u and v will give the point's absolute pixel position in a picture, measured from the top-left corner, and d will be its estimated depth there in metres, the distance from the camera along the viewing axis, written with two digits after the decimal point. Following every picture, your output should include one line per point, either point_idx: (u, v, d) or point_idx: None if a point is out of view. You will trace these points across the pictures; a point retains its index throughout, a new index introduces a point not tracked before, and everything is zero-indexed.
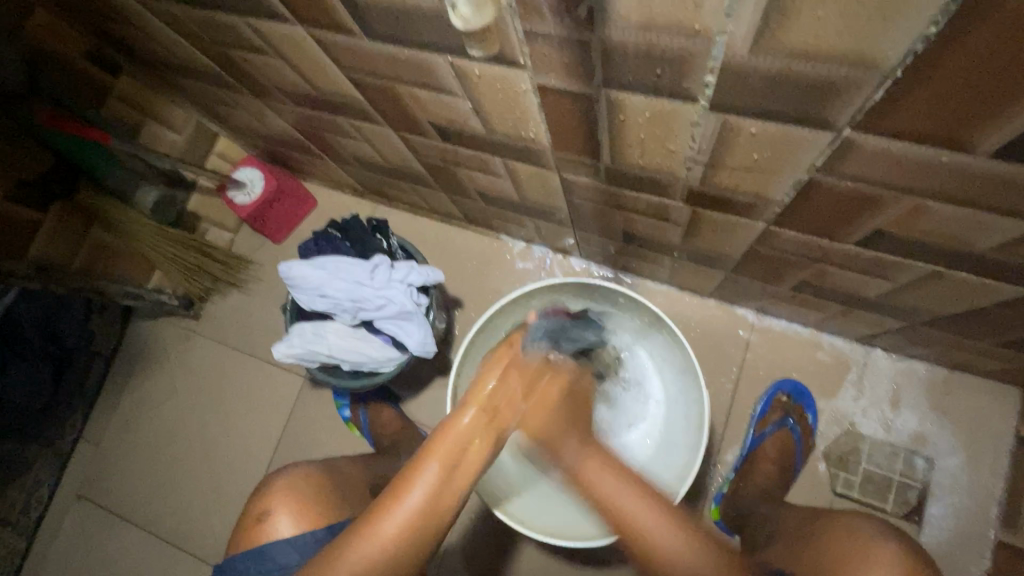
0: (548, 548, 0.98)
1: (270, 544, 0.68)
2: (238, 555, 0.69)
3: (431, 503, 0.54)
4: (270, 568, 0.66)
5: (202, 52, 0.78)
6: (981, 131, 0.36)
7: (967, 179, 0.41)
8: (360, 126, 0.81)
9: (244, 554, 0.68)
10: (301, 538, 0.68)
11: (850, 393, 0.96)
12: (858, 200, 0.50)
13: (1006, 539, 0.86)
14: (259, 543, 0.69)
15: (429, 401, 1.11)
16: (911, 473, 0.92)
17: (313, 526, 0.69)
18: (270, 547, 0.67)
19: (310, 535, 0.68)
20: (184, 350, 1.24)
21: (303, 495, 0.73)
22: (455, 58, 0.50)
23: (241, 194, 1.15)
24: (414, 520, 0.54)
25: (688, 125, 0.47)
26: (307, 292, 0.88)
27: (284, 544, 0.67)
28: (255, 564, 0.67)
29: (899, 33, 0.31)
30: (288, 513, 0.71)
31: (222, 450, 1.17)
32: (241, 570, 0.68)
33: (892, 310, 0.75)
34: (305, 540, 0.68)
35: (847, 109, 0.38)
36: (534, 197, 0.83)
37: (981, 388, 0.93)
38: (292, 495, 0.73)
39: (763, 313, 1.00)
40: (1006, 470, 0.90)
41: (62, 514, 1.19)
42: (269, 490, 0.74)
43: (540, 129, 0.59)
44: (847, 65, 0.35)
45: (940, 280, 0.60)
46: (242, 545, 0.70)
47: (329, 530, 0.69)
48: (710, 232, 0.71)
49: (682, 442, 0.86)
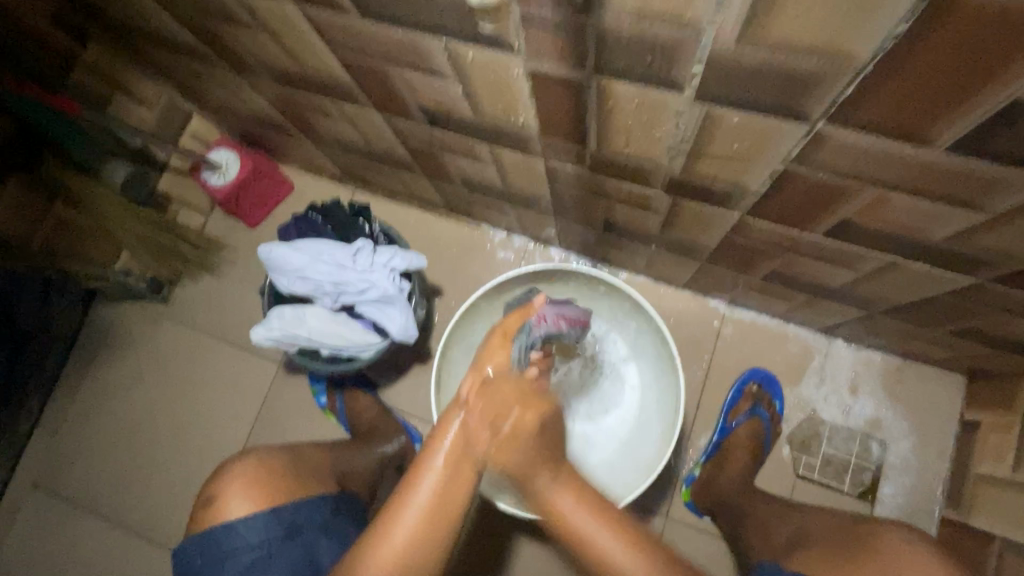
0: (525, 531, 1.00)
1: (215, 528, 0.66)
2: (184, 542, 0.67)
3: (440, 497, 0.56)
4: (219, 553, 0.65)
5: (181, 24, 0.76)
6: (941, 125, 0.39)
7: (926, 172, 0.45)
8: (344, 107, 0.80)
9: (192, 541, 0.67)
10: (244, 524, 0.66)
11: (812, 381, 1.02)
12: (830, 191, 0.53)
13: (950, 515, 0.92)
14: (205, 528, 0.67)
15: (408, 387, 1.11)
16: (865, 455, 0.98)
17: (263, 510, 0.67)
18: (212, 533, 0.66)
19: (252, 522, 0.66)
20: (151, 335, 1.20)
21: (252, 482, 0.70)
22: (449, 39, 0.51)
23: (215, 175, 1.12)
24: (425, 516, 0.55)
25: (673, 114, 0.49)
26: (287, 275, 0.87)
27: (226, 529, 0.65)
28: (201, 549, 0.66)
29: (873, 29, 0.34)
30: (243, 497, 0.68)
31: (191, 439, 1.15)
32: (188, 555, 0.66)
33: (854, 300, 0.80)
34: (252, 527, 0.65)
35: (822, 102, 0.41)
36: (518, 185, 0.85)
37: (931, 375, 0.99)
38: (243, 478, 0.70)
39: (733, 304, 1.05)
40: (951, 451, 0.97)
41: (17, 504, 1.14)
42: (223, 475, 0.71)
43: (530, 114, 0.60)
44: (823, 59, 0.37)
45: (899, 269, 0.64)
46: (195, 530, 0.68)
47: (272, 514, 0.67)
48: (689, 222, 0.74)
49: (656, 421, 0.90)
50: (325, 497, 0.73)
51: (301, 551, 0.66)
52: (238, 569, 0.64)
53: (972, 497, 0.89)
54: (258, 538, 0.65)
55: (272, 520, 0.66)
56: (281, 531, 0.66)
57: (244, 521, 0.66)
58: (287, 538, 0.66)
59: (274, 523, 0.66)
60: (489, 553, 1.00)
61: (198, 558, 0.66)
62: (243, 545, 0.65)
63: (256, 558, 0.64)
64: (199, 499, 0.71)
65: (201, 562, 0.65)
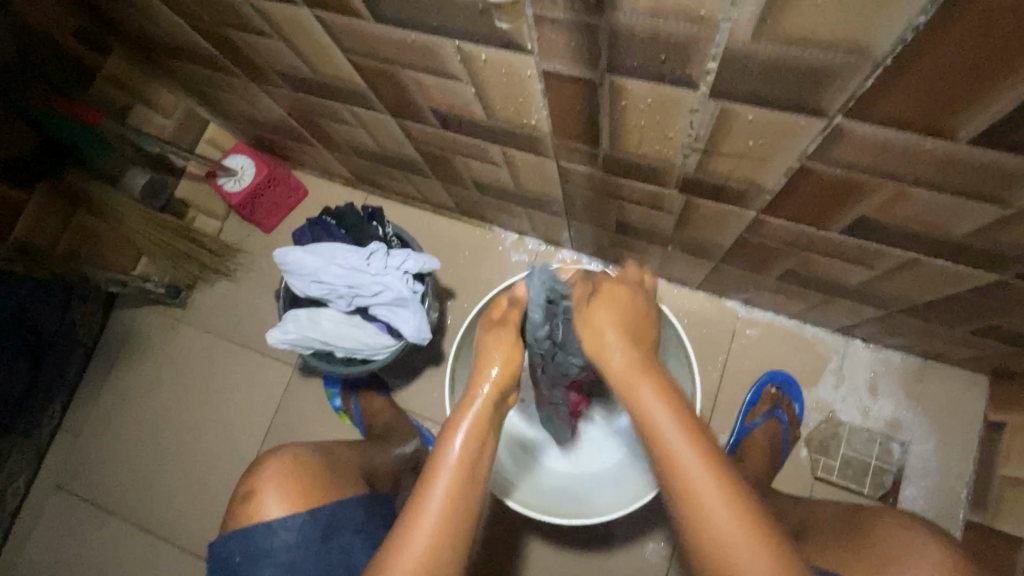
0: (539, 533, 1.00)
1: (253, 526, 0.66)
2: (222, 537, 0.67)
3: (455, 503, 0.53)
4: (254, 549, 0.65)
5: (200, 35, 0.78)
6: (960, 119, 0.39)
7: (950, 166, 0.44)
8: (358, 112, 0.81)
9: (229, 536, 0.67)
10: (282, 523, 0.66)
11: (829, 382, 1.00)
12: (848, 187, 0.52)
13: (975, 519, 0.90)
14: (242, 526, 0.67)
15: (420, 389, 1.11)
16: (886, 457, 0.96)
17: (300, 509, 0.67)
18: (251, 531, 0.66)
19: (291, 521, 0.66)
20: (170, 338, 1.22)
21: (291, 484, 0.70)
22: (462, 41, 0.51)
23: (231, 181, 1.13)
24: (439, 529, 0.52)
25: (687, 112, 0.49)
26: (302, 278, 0.88)
27: (265, 528, 0.66)
28: (239, 545, 0.66)
29: (892, 23, 0.33)
30: (275, 500, 0.68)
31: (210, 440, 1.16)
32: (227, 549, 0.67)
33: (873, 299, 0.79)
34: (291, 526, 0.66)
35: (839, 97, 0.41)
36: (530, 187, 0.85)
37: (952, 374, 0.97)
38: (283, 478, 0.70)
39: (750, 306, 1.04)
40: (975, 453, 0.94)
41: (41, 505, 1.16)
42: (258, 473, 0.71)
43: (542, 115, 0.60)
44: (843, 52, 0.37)
45: (921, 266, 0.63)
46: (231, 527, 0.68)
47: (311, 516, 0.67)
48: (702, 221, 0.74)
49: None
50: (360, 500, 0.73)
51: (336, 553, 0.66)
52: (275, 568, 0.64)
53: (999, 500, 0.86)
54: (295, 538, 0.66)
55: (311, 521, 0.67)
56: (319, 532, 0.67)
57: (282, 519, 0.66)
58: (323, 540, 0.66)
59: (312, 524, 0.67)
60: (503, 555, 1.00)
61: (235, 554, 0.66)
62: (280, 544, 0.65)
63: (295, 557, 0.65)
64: (235, 496, 0.71)
65: (239, 557, 0.65)
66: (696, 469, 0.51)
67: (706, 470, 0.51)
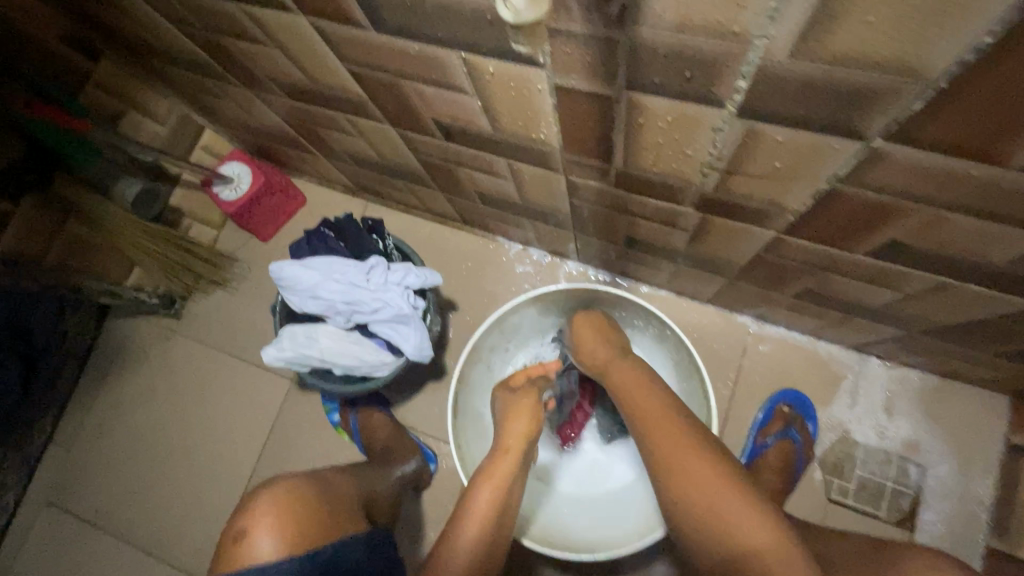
0: (543, 556, 0.97)
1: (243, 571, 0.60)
2: None
3: (483, 532, 0.65)
4: None
5: (194, 42, 0.75)
6: (1014, 147, 0.35)
7: (997, 194, 0.41)
8: (357, 122, 0.78)
9: None
10: (276, 566, 0.61)
11: (844, 400, 0.97)
12: (880, 211, 0.49)
13: (997, 546, 0.87)
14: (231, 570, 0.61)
15: (421, 404, 1.08)
16: (903, 480, 0.93)
17: (296, 549, 0.63)
18: (241, 574, 0.60)
19: (286, 564, 0.61)
20: (164, 350, 1.19)
21: (285, 518, 0.65)
22: (469, 53, 0.48)
23: (227, 189, 1.10)
24: (471, 552, 0.64)
25: (710, 131, 0.46)
26: (299, 293, 0.84)
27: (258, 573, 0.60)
28: None
29: (950, 44, 0.30)
30: (270, 538, 0.63)
31: (204, 456, 1.13)
32: None
33: (894, 319, 0.75)
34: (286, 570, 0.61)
35: (880, 120, 0.37)
36: (536, 200, 0.81)
37: (970, 394, 0.94)
38: (278, 511, 0.66)
39: (762, 321, 1.01)
40: (995, 476, 0.91)
41: (30, 522, 1.13)
42: (250, 509, 0.66)
43: (552, 130, 0.57)
44: (891, 74, 0.33)
45: (951, 290, 0.60)
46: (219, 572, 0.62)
47: (308, 558, 0.63)
48: (717, 239, 0.70)
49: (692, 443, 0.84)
50: (357, 538, 0.70)
51: None
52: None
53: None
54: None
55: (308, 564, 0.62)
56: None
57: (276, 562, 0.61)
58: None
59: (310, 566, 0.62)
60: None
61: None
62: None
63: None
64: (225, 539, 0.65)
65: None
66: (661, 429, 0.59)
67: (670, 429, 0.58)
